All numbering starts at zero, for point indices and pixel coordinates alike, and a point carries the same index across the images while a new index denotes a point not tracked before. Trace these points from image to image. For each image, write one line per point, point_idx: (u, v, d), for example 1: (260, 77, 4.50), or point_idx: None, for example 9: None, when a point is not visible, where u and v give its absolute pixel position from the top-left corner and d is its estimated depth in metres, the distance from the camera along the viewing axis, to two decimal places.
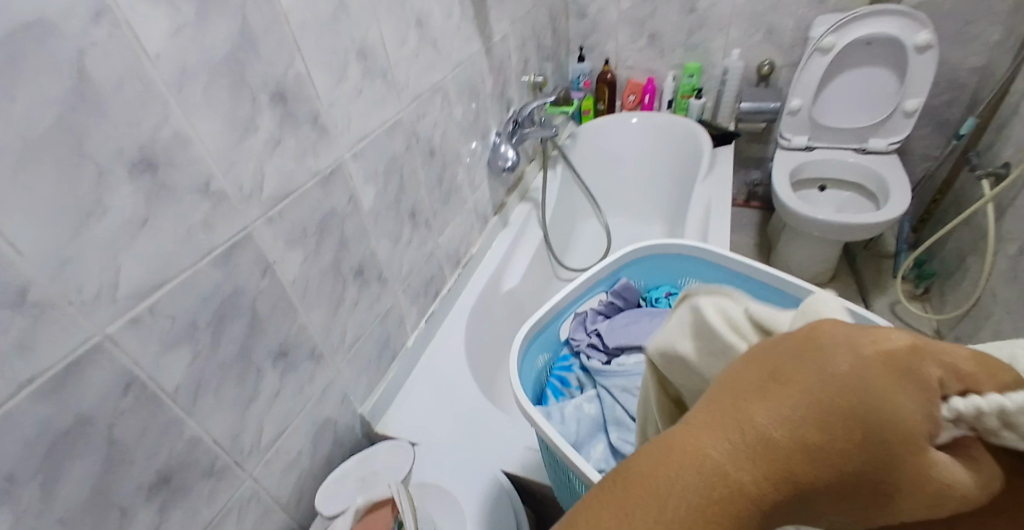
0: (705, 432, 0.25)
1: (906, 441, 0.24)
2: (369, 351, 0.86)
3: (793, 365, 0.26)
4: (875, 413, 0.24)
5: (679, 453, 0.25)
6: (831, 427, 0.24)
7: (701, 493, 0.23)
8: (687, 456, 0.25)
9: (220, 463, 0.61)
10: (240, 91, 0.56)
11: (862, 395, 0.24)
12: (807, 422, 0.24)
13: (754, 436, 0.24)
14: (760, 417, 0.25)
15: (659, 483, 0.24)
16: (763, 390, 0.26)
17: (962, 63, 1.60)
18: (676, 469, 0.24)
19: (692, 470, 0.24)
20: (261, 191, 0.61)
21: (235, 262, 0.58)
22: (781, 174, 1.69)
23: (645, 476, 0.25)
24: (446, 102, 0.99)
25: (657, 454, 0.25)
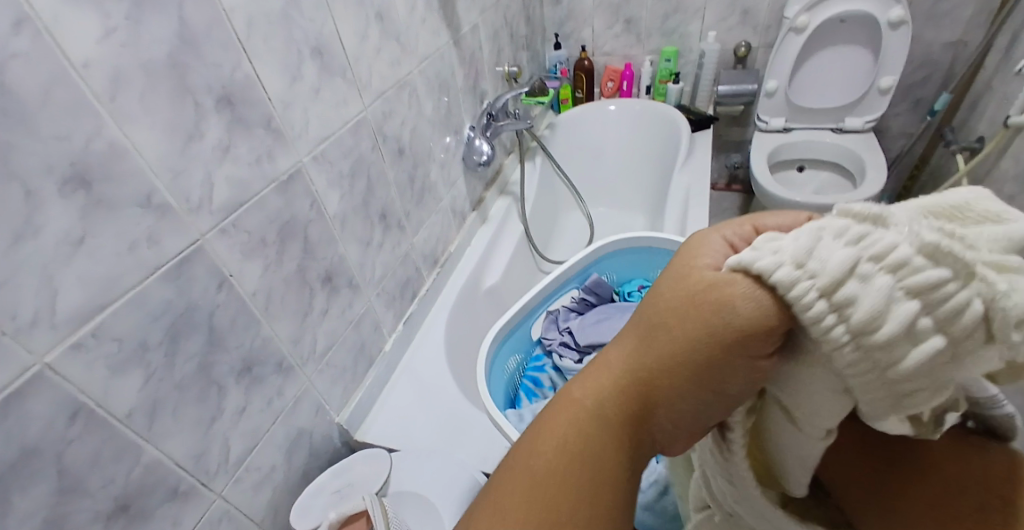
0: (576, 388, 0.40)
1: (707, 314, 0.35)
2: (344, 359, 0.83)
3: (661, 318, 0.38)
4: (674, 314, 0.37)
5: (558, 408, 0.39)
6: (660, 358, 0.37)
7: (576, 422, 0.37)
8: (570, 404, 0.39)
9: (186, 485, 0.59)
10: (181, 96, 0.52)
11: (667, 311, 0.37)
12: (638, 356, 0.38)
13: (605, 374, 0.39)
14: (605, 363, 0.40)
15: (554, 427, 0.38)
16: (616, 345, 0.41)
17: (936, 39, 1.59)
18: (553, 421, 0.39)
19: (569, 415, 0.38)
20: (211, 201, 0.56)
21: (188, 277, 0.55)
22: (759, 157, 1.69)
23: (548, 425, 0.39)
24: (415, 97, 0.95)
25: (559, 407, 0.40)
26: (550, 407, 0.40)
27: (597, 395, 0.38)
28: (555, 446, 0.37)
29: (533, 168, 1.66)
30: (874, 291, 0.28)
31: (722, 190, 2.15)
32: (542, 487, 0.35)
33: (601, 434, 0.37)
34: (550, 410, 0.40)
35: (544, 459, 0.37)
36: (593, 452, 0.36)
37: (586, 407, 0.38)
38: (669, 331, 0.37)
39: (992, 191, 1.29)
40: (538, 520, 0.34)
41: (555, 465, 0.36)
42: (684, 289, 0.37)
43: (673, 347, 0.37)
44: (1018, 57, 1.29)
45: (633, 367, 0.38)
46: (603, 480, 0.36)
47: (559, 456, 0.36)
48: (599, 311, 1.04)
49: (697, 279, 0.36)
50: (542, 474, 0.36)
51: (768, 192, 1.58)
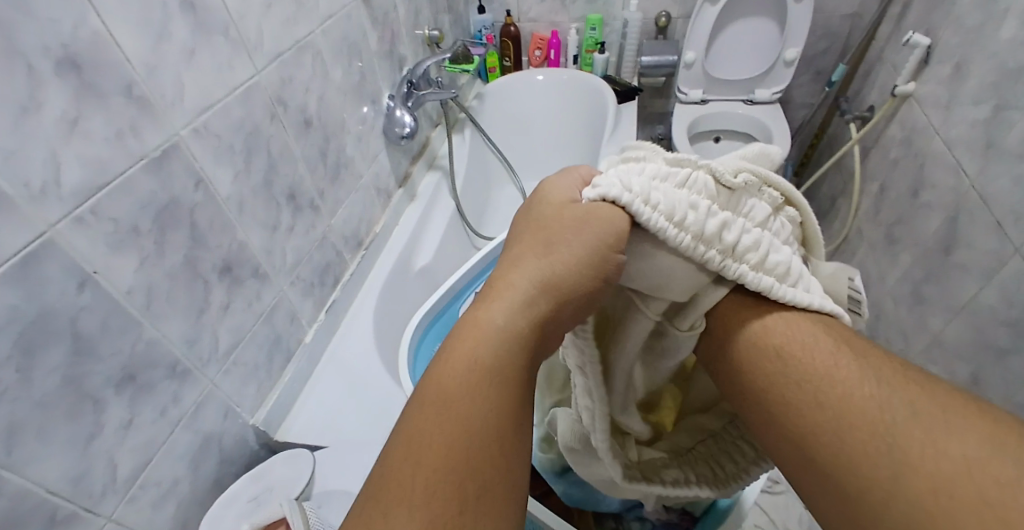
0: (481, 306, 0.39)
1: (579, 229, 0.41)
2: (256, 355, 0.76)
3: (534, 244, 0.43)
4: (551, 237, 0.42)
5: (468, 328, 0.38)
6: (557, 277, 0.40)
7: (489, 345, 0.37)
8: (473, 335, 0.38)
9: (63, 512, 0.51)
10: (8, 59, 0.44)
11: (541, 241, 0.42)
12: (540, 272, 0.40)
13: (505, 292, 0.40)
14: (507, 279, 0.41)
15: (464, 359, 0.37)
16: (509, 266, 0.42)
17: (835, 11, 1.69)
18: (466, 342, 0.37)
19: (481, 331, 0.38)
20: (58, 185, 0.48)
21: (38, 277, 0.47)
22: (680, 128, 1.73)
23: (454, 366, 0.37)
24: (319, 62, 0.86)
25: (457, 346, 0.38)
26: (457, 328, 0.39)
27: (512, 311, 0.38)
28: (477, 363, 0.36)
29: (461, 141, 1.60)
30: (704, 216, 0.40)
31: None
32: (474, 407, 0.35)
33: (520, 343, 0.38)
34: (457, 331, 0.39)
35: (467, 380, 0.36)
36: (513, 372, 0.37)
37: (497, 326, 0.38)
38: (562, 251, 0.41)
39: (880, 156, 1.40)
40: (473, 438, 0.34)
41: (476, 379, 0.36)
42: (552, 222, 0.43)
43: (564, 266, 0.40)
44: (905, 30, 1.39)
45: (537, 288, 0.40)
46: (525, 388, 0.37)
47: (483, 371, 0.36)
48: None
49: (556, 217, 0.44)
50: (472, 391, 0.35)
51: None
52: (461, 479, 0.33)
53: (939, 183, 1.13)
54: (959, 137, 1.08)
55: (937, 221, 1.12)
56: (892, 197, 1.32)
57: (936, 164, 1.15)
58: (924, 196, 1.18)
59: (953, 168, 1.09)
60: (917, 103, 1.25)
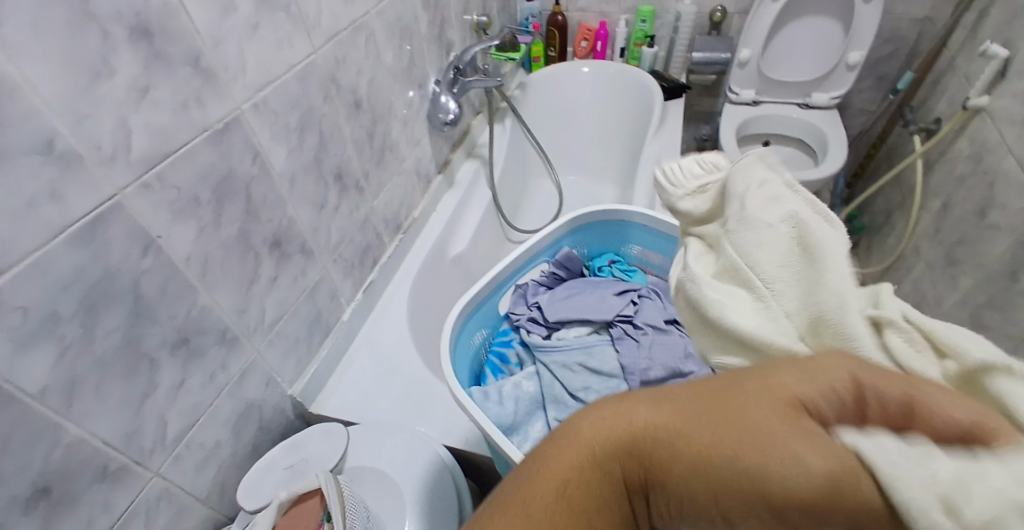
0: (579, 440, 0.35)
1: (763, 436, 0.32)
2: (296, 330, 0.78)
3: (719, 402, 0.34)
4: (748, 425, 0.32)
5: (573, 435, 0.36)
6: (685, 464, 0.33)
7: (569, 480, 0.35)
8: (577, 445, 0.35)
9: (116, 465, 0.54)
10: (84, 23, 0.45)
11: (734, 416, 0.33)
12: (672, 430, 0.34)
13: (623, 430, 0.35)
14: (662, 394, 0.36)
15: (541, 473, 0.35)
16: (668, 403, 0.35)
17: (905, 13, 1.59)
18: (548, 474, 0.35)
19: (576, 458, 0.35)
20: (127, 150, 0.49)
21: (105, 238, 0.49)
22: (728, 129, 1.68)
23: (531, 470, 0.36)
24: (372, 44, 0.86)
25: (561, 441, 0.36)
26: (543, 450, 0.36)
27: (608, 450, 0.35)
28: (550, 510, 0.34)
29: (502, 130, 1.59)
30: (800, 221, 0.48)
31: None
32: (514, 521, 0.34)
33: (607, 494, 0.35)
34: (545, 451, 0.36)
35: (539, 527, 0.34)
36: (570, 522, 0.34)
37: (587, 476, 0.35)
38: (736, 438, 0.32)
39: (945, 170, 1.32)
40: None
41: (546, 508, 0.34)
42: (762, 404, 0.33)
43: (720, 452, 0.32)
44: (982, 37, 1.30)
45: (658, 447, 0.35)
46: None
47: (551, 521, 0.34)
48: (568, 287, 1.01)
49: (779, 408, 0.33)
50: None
51: None
52: None
53: (1009, 204, 1.06)
54: None
55: (1004, 244, 1.05)
56: (956, 215, 1.24)
57: (1008, 184, 1.07)
58: (993, 217, 1.10)
59: None
60: (990, 117, 1.17)
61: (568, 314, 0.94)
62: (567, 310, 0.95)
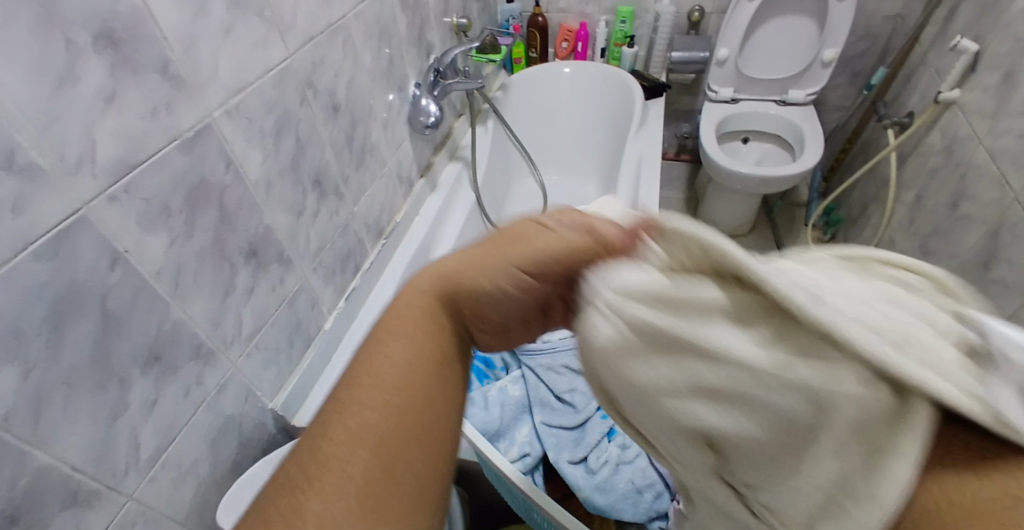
0: (372, 367, 0.38)
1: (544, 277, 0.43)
2: (276, 340, 0.76)
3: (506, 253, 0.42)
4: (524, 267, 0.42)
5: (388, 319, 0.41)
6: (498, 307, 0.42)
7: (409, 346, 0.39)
8: (396, 324, 0.40)
9: (88, 488, 0.51)
10: (46, 32, 0.43)
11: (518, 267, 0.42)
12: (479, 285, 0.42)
13: (403, 340, 0.39)
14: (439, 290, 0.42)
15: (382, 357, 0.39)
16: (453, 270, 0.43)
17: (878, 11, 1.62)
18: (363, 417, 0.36)
19: (404, 327, 0.40)
20: (94, 161, 0.48)
21: (71, 253, 0.47)
22: (708, 127, 1.69)
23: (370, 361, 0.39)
24: (349, 47, 0.85)
25: (381, 332, 0.40)
26: (346, 396, 0.37)
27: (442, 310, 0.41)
28: (406, 371, 0.38)
29: (484, 131, 1.59)
30: None
31: (671, 158, 2.15)
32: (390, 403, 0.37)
33: (428, 400, 0.38)
34: (348, 396, 0.37)
35: (377, 466, 0.35)
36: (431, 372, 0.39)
37: (399, 398, 0.37)
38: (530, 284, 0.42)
39: (918, 164, 1.34)
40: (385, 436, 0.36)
41: (398, 373, 0.38)
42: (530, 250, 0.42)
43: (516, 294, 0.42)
44: (953, 33, 1.32)
45: (438, 340, 0.41)
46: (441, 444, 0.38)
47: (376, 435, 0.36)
48: None
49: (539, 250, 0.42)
50: (382, 472, 0.35)
51: (715, 163, 1.58)
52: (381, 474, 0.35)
53: (981, 195, 1.08)
54: (1006, 149, 1.03)
55: (976, 235, 1.08)
56: (929, 207, 1.27)
57: (979, 176, 1.10)
58: (964, 208, 1.13)
59: (997, 181, 1.04)
60: (961, 111, 1.20)
61: None
62: None
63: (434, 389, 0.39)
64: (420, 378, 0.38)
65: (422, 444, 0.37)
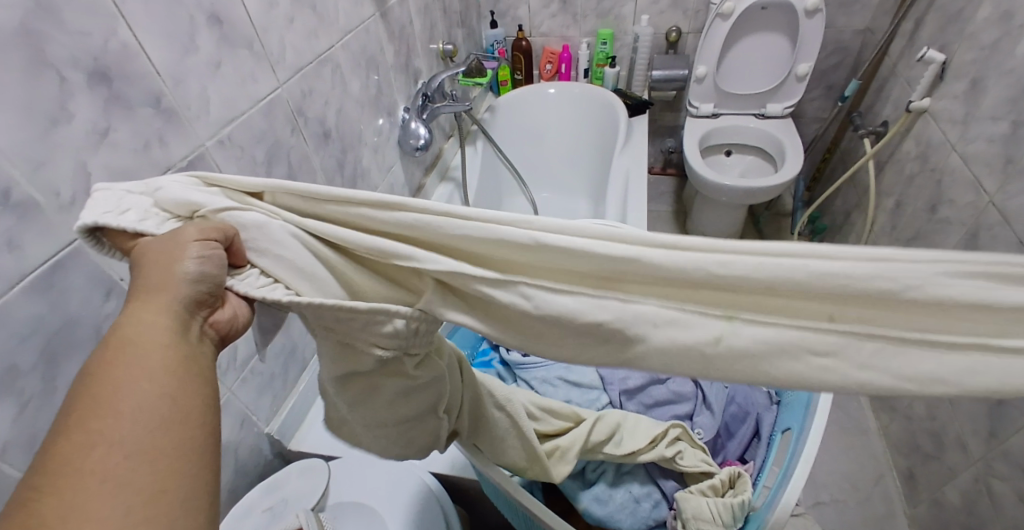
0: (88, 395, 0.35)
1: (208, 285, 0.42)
2: (270, 366, 0.76)
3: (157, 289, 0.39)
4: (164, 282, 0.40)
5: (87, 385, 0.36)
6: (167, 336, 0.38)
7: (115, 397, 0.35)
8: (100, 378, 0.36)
9: None
10: (39, 72, 0.44)
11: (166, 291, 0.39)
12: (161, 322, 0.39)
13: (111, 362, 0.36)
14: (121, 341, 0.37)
15: (97, 407, 0.35)
16: (134, 320, 0.38)
17: (846, 26, 1.69)
18: (104, 463, 0.33)
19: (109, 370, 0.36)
20: (87, 195, 0.49)
21: (65, 286, 0.47)
22: (691, 142, 1.73)
23: (82, 421, 0.34)
24: (338, 75, 0.87)
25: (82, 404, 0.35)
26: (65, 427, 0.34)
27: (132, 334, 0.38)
28: (126, 409, 0.35)
29: (474, 152, 1.61)
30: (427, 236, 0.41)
31: (658, 173, 2.19)
32: (125, 433, 0.34)
33: (178, 376, 0.38)
34: (71, 421, 0.35)
35: (132, 448, 0.34)
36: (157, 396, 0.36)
37: (134, 446, 0.34)
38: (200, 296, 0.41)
39: (896, 171, 1.39)
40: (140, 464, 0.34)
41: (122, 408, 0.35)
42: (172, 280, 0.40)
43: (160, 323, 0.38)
44: (919, 46, 1.38)
45: (158, 339, 0.38)
46: (200, 417, 0.37)
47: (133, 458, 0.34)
48: None
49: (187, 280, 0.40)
50: (143, 457, 0.34)
51: (701, 176, 1.62)
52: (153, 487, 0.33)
53: (958, 198, 1.11)
54: (978, 154, 1.06)
55: (956, 238, 1.11)
56: (908, 212, 1.30)
57: (954, 180, 1.13)
58: (942, 211, 1.16)
59: (971, 184, 1.07)
60: (933, 119, 1.24)
61: None
62: None
63: (172, 375, 0.37)
64: (152, 376, 0.37)
65: (188, 428, 0.36)
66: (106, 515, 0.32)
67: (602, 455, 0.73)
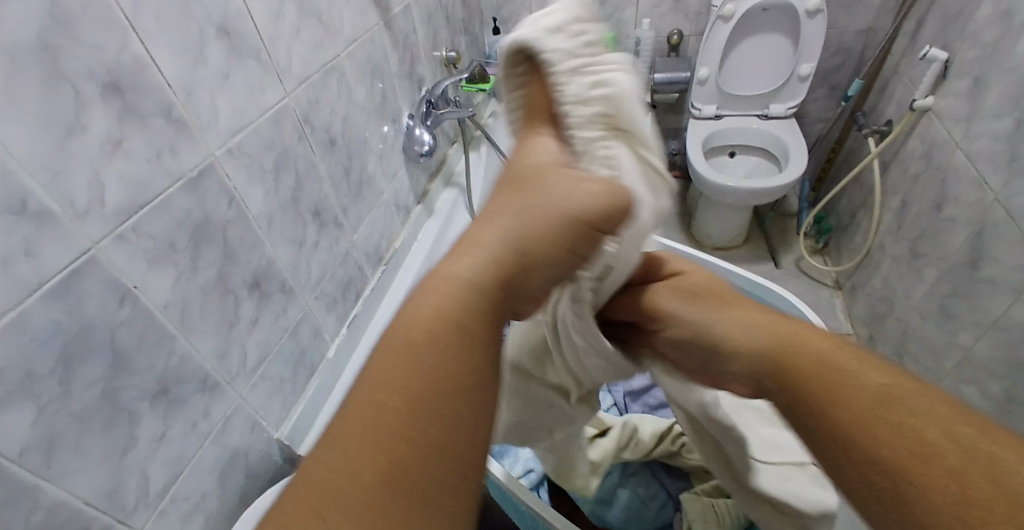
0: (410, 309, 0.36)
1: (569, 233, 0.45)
2: (279, 372, 0.77)
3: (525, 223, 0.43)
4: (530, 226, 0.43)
5: (427, 289, 0.37)
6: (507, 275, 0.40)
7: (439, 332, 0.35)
8: (441, 290, 0.37)
9: (97, 526, 0.52)
10: (55, 84, 0.46)
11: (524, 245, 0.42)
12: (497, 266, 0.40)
13: (444, 290, 0.37)
14: (454, 271, 0.38)
15: (415, 328, 0.35)
16: (472, 258, 0.39)
17: (848, 27, 1.70)
18: (375, 402, 0.32)
19: (445, 291, 0.37)
20: (103, 204, 0.50)
21: (79, 293, 0.48)
22: (694, 143, 1.74)
23: (399, 336, 0.35)
24: (344, 84, 0.89)
25: (408, 311, 0.36)
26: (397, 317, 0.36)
27: (476, 271, 0.38)
28: (422, 356, 0.34)
29: (477, 157, 1.62)
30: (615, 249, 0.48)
31: None
32: (418, 382, 0.33)
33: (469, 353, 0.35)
34: (389, 335, 0.35)
35: (395, 390, 0.32)
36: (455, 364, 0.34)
37: (409, 398, 0.32)
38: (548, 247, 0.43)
39: (901, 170, 1.38)
40: (409, 425, 0.31)
41: (439, 349, 0.34)
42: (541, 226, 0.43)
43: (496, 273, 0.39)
44: (921, 45, 1.38)
45: (481, 291, 0.38)
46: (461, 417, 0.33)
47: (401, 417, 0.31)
48: None
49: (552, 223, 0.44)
50: (384, 417, 0.31)
51: (704, 178, 1.62)
52: (396, 464, 0.30)
53: (964, 196, 1.11)
54: (982, 151, 1.06)
55: (962, 236, 1.10)
56: (914, 211, 1.30)
57: (960, 178, 1.13)
58: (948, 209, 1.16)
59: (977, 182, 1.07)
60: (936, 117, 1.24)
61: None
62: None
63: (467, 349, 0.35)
64: (464, 326, 0.36)
65: (427, 423, 0.32)
66: (343, 467, 0.29)
67: (626, 457, 0.77)
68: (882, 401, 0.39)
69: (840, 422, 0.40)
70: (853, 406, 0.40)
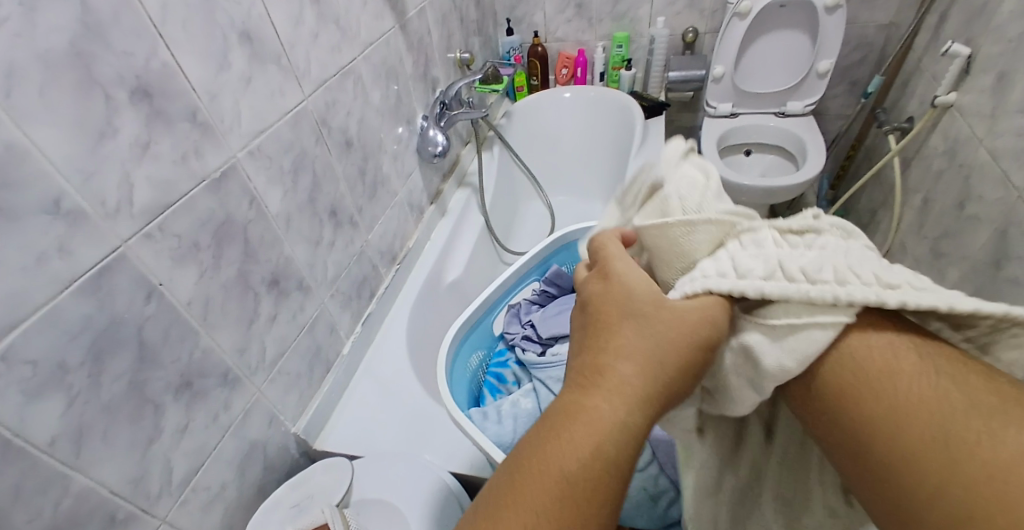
0: (550, 445, 0.40)
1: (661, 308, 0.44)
2: (296, 368, 0.79)
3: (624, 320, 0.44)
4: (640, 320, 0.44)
5: (567, 415, 0.41)
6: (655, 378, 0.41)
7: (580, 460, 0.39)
8: (581, 416, 0.40)
9: (124, 512, 0.54)
10: (87, 90, 0.48)
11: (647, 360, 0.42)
12: (637, 382, 0.41)
13: (594, 428, 0.40)
14: (592, 413, 0.40)
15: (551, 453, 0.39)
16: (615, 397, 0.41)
17: (868, 22, 1.67)
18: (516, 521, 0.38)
19: (588, 427, 0.40)
20: (130, 204, 0.52)
21: (109, 289, 0.51)
22: (709, 142, 1.72)
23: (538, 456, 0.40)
24: (360, 87, 0.90)
25: (548, 430, 0.41)
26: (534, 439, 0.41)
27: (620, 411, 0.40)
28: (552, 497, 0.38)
29: (490, 157, 1.64)
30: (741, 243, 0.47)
31: None
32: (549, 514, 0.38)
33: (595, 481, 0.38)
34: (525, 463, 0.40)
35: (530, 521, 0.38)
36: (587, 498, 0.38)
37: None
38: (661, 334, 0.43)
39: (923, 168, 1.36)
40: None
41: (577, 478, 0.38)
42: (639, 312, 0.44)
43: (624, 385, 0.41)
44: (944, 39, 1.35)
45: (628, 423, 0.40)
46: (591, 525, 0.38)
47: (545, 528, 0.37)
48: (559, 303, 1.05)
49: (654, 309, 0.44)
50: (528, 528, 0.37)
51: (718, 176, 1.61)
52: None
53: (986, 194, 1.09)
54: (1006, 148, 1.04)
55: (985, 235, 1.08)
56: (937, 209, 1.27)
57: (983, 176, 1.10)
58: (970, 208, 1.13)
59: (1001, 179, 1.05)
60: (959, 114, 1.22)
61: (561, 329, 1.00)
62: (559, 325, 1.00)
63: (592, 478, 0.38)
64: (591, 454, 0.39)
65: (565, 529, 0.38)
66: None
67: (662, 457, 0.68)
68: (922, 415, 0.38)
69: (869, 417, 0.40)
70: (876, 398, 0.39)
